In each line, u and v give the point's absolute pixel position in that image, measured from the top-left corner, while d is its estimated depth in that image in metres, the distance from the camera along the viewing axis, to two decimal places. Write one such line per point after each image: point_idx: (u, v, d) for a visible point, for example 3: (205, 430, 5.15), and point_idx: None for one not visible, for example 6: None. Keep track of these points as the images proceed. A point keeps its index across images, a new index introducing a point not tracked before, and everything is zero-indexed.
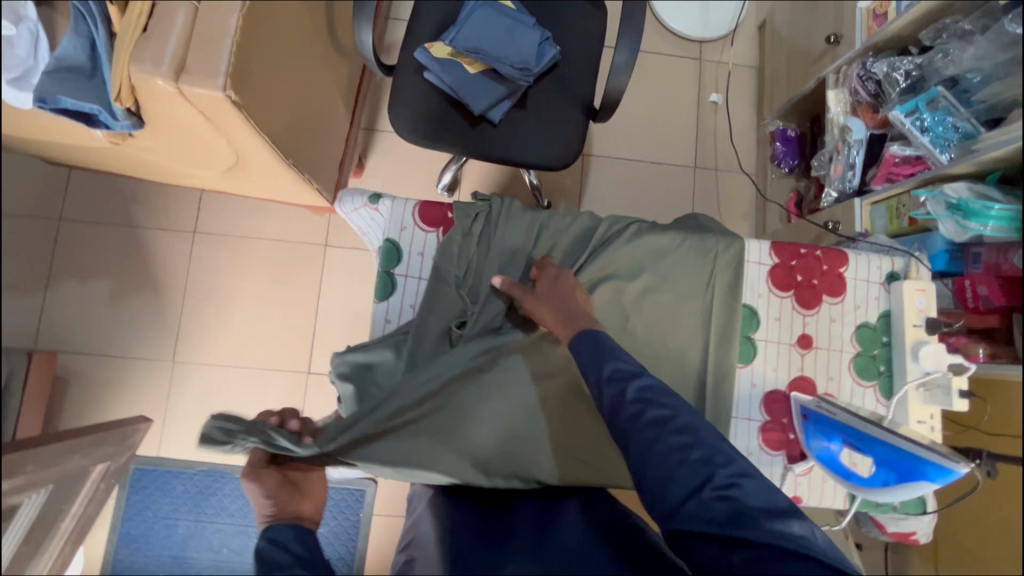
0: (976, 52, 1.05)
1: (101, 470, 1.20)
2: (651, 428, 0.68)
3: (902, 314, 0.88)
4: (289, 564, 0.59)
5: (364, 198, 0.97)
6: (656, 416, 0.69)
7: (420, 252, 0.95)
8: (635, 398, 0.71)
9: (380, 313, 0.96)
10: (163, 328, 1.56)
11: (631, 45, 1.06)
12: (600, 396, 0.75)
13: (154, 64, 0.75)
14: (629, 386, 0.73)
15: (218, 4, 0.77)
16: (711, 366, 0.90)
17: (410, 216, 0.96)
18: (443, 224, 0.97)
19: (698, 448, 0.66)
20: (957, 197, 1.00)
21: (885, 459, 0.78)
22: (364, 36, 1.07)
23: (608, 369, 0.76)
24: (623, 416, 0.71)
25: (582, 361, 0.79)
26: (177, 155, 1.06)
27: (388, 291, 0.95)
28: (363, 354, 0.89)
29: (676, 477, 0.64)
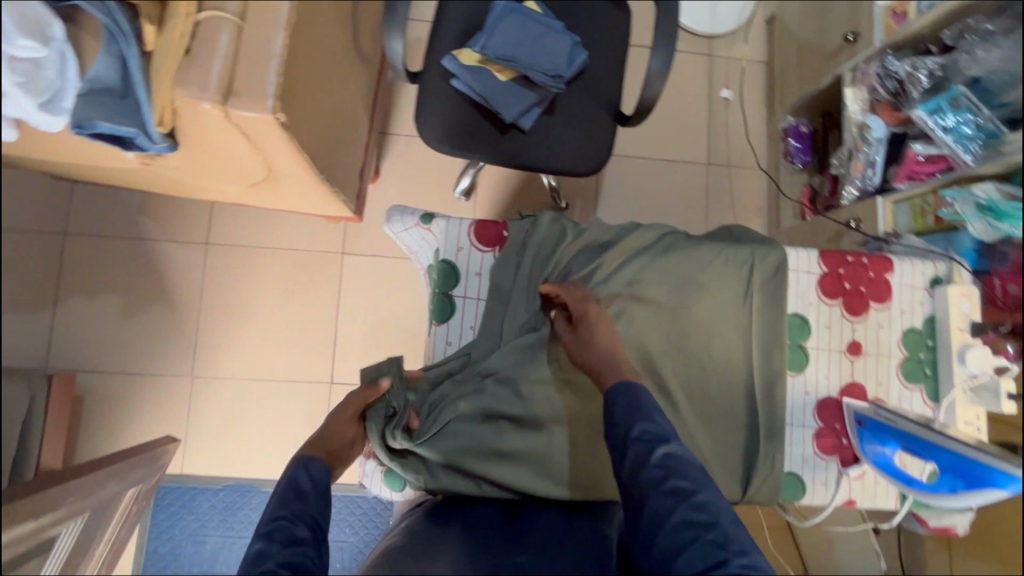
0: (1003, 53, 1.08)
1: (132, 493, 1.18)
2: (670, 497, 0.67)
3: (947, 318, 0.91)
4: (309, 495, 0.70)
5: (415, 218, 0.96)
6: (677, 485, 0.68)
7: (478, 272, 0.95)
8: (658, 462, 0.70)
9: (440, 336, 0.95)
10: (180, 343, 1.53)
11: (665, 50, 1.05)
12: (622, 453, 0.74)
13: (199, 88, 0.72)
14: (654, 447, 0.72)
15: (262, 22, 0.75)
16: (762, 376, 0.91)
17: (466, 236, 0.95)
18: (499, 242, 0.95)
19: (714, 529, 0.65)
20: (987, 198, 1.03)
21: (949, 466, 0.79)
22: (393, 44, 1.04)
23: (636, 427, 0.74)
24: (642, 477, 0.70)
25: (615, 413, 0.77)
26: (204, 173, 1.02)
27: (448, 313, 0.95)
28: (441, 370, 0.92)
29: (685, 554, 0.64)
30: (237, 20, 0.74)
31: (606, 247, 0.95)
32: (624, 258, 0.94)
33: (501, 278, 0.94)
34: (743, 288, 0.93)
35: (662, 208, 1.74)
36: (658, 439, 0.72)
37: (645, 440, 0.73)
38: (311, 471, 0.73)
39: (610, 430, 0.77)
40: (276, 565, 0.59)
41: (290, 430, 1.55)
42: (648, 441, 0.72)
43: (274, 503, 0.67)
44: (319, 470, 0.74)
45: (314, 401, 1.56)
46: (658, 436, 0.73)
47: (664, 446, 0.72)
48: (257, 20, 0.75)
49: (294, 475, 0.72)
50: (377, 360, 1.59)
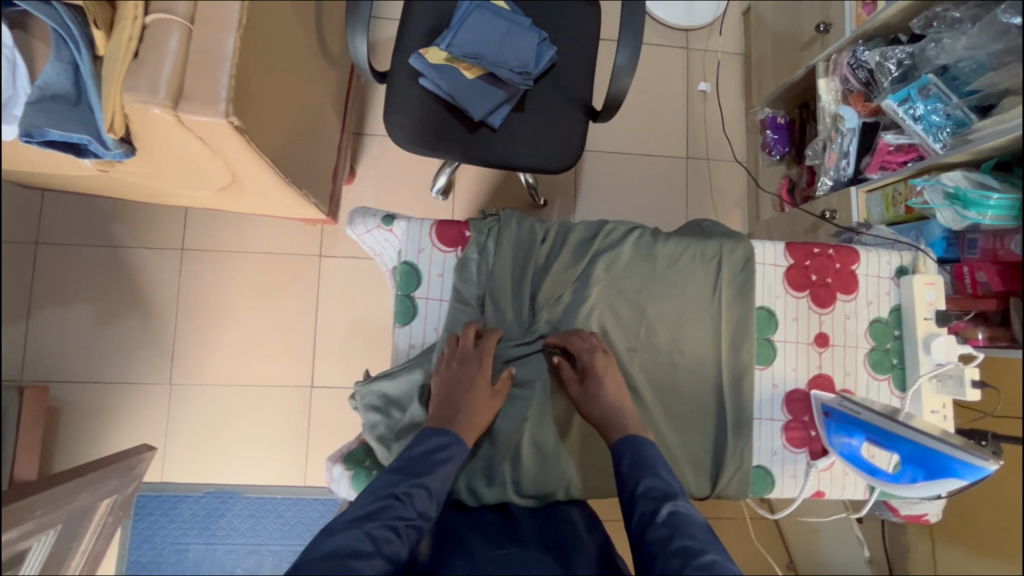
0: (969, 41, 1.07)
1: (107, 504, 1.17)
2: (675, 557, 0.67)
3: (913, 309, 0.91)
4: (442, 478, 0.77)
5: (377, 219, 0.92)
6: (683, 544, 0.68)
7: (440, 272, 0.92)
8: (665, 520, 0.71)
9: (402, 339, 0.93)
10: (157, 350, 1.52)
11: (632, 44, 1.05)
12: (631, 511, 0.75)
13: (149, 93, 0.71)
14: (660, 505, 0.73)
15: (211, 23, 0.73)
16: (727, 371, 0.91)
17: (426, 237, 0.91)
18: (462, 242, 0.92)
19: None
20: (955, 186, 1.02)
21: (911, 457, 0.79)
22: (358, 44, 1.02)
23: (644, 484, 0.76)
24: (650, 535, 0.71)
25: (622, 471, 0.79)
26: (169, 179, 1.01)
27: (409, 316, 0.92)
28: (389, 381, 0.88)
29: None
30: (186, 22, 0.73)
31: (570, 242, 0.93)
32: (587, 255, 0.93)
33: (461, 281, 0.90)
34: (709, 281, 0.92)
35: (643, 203, 1.73)
36: (667, 496, 0.74)
37: (655, 495, 0.74)
38: (456, 455, 0.79)
39: (620, 486, 0.79)
40: (399, 526, 0.69)
41: (272, 435, 1.54)
42: (656, 497, 0.74)
43: (414, 466, 0.76)
44: (461, 457, 0.79)
45: (295, 405, 1.55)
46: (667, 492, 0.74)
47: (674, 504, 0.73)
48: (206, 21, 0.73)
49: (443, 440, 0.80)
50: (357, 363, 1.58)
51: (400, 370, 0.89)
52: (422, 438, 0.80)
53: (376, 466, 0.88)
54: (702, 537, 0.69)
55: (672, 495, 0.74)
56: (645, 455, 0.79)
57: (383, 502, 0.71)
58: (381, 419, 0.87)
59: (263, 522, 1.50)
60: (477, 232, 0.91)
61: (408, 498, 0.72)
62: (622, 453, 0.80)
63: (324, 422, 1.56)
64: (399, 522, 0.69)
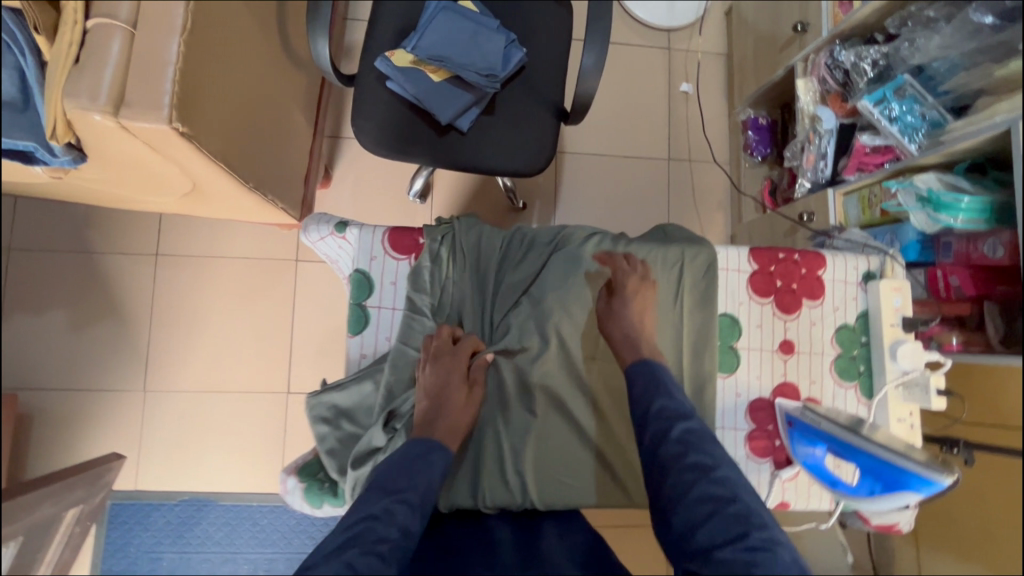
0: (943, 41, 1.05)
1: (74, 512, 1.15)
2: (690, 471, 0.71)
3: (880, 314, 0.90)
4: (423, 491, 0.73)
5: (330, 227, 0.92)
6: (697, 461, 0.72)
7: (393, 280, 0.91)
8: (678, 438, 0.75)
9: (354, 347, 0.92)
10: (130, 357, 1.50)
11: (599, 46, 1.03)
12: (643, 431, 0.78)
13: (89, 98, 0.69)
14: (673, 424, 0.76)
15: (155, 27, 0.72)
16: (689, 378, 0.90)
17: (379, 244, 0.90)
18: (416, 250, 0.91)
19: (737, 505, 0.68)
20: (928, 188, 1.01)
21: (869, 469, 0.80)
22: (319, 47, 1.00)
23: (658, 403, 0.79)
24: (663, 451, 0.75)
25: (636, 390, 0.82)
26: (128, 185, 0.99)
27: (361, 325, 0.91)
28: (339, 393, 0.88)
29: (703, 520, 0.67)
30: (129, 27, 0.71)
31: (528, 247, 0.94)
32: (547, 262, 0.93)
33: (415, 285, 0.89)
34: (674, 284, 0.93)
35: (624, 205, 1.71)
36: (679, 416, 0.77)
37: (667, 416, 0.77)
38: (438, 464, 0.76)
39: (632, 406, 0.82)
40: (381, 548, 0.65)
41: (248, 442, 1.52)
42: (669, 418, 0.77)
43: (391, 483, 0.72)
44: (443, 466, 0.77)
45: (270, 412, 1.54)
46: (678, 413, 0.77)
47: (686, 423, 0.76)
48: (150, 26, 0.72)
49: (425, 452, 0.77)
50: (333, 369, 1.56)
51: (350, 381, 0.88)
52: (398, 454, 0.77)
53: (330, 479, 0.87)
54: (717, 456, 0.72)
55: (684, 416, 0.77)
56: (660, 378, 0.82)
57: (361, 524, 0.67)
58: (330, 431, 0.87)
59: (238, 530, 1.49)
60: (433, 237, 0.91)
61: (387, 516, 0.68)
62: (637, 375, 0.83)
63: (301, 429, 1.54)
64: (380, 544, 0.65)
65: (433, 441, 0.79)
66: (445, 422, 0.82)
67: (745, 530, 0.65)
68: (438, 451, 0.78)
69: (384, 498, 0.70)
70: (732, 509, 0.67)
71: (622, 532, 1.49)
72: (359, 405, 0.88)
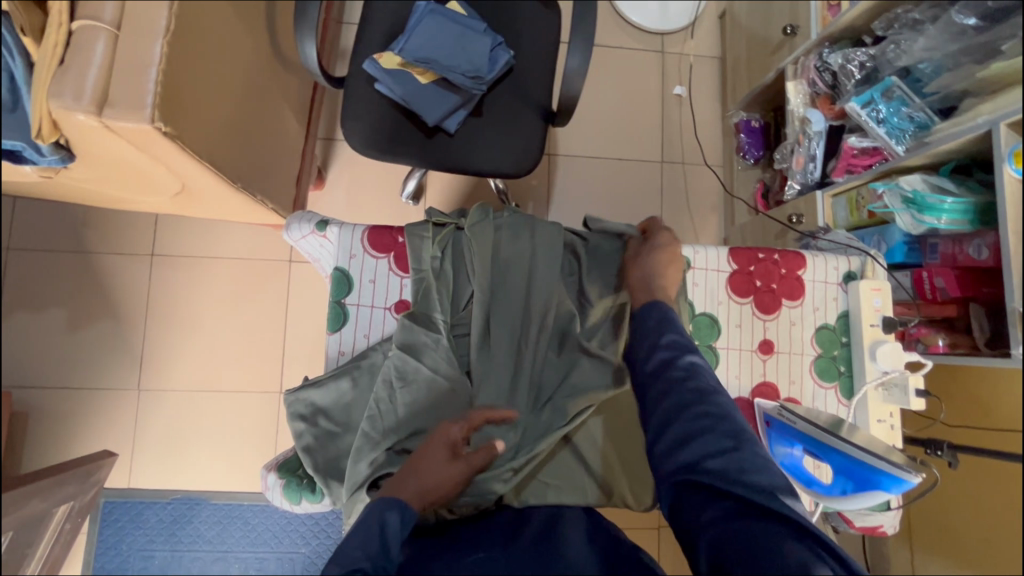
0: (926, 42, 1.05)
1: (65, 510, 1.16)
2: (691, 391, 0.70)
3: (860, 313, 0.93)
4: None
5: (312, 225, 0.94)
6: (696, 385, 0.71)
7: (371, 279, 0.94)
8: (684, 365, 0.74)
9: (333, 344, 0.95)
10: (125, 355, 1.51)
11: (583, 48, 1.04)
12: (648, 358, 0.77)
13: (74, 99, 0.71)
14: (681, 354, 0.75)
15: (139, 29, 0.73)
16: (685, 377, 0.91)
17: (358, 243, 0.93)
18: (394, 248, 0.94)
19: (727, 420, 0.67)
20: (913, 190, 1.02)
21: (841, 468, 0.80)
22: (307, 49, 1.00)
23: (665, 337, 0.77)
24: (667, 372, 0.74)
25: (647, 326, 0.81)
26: (118, 184, 1.00)
27: (340, 322, 0.94)
28: (315, 391, 0.89)
29: (683, 424, 0.68)
30: (113, 28, 0.73)
31: (537, 243, 0.93)
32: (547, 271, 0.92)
33: (421, 281, 0.90)
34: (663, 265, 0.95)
35: (618, 207, 1.71)
36: (679, 351, 0.75)
37: (666, 353, 0.76)
38: (393, 527, 0.67)
39: (640, 339, 0.80)
40: None
41: (239, 442, 1.53)
42: (674, 348, 0.76)
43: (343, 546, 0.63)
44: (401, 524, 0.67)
45: (262, 411, 1.54)
46: (677, 350, 0.76)
47: (686, 356, 0.75)
48: (134, 27, 0.73)
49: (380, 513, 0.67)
50: None
51: (327, 378, 0.89)
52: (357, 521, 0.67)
53: (308, 476, 0.89)
54: (716, 382, 0.72)
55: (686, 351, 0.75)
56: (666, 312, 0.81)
57: None
58: (307, 429, 0.88)
59: (229, 529, 1.49)
60: (438, 239, 0.92)
61: None
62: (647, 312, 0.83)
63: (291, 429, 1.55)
64: None
65: (393, 501, 0.70)
66: (415, 484, 0.73)
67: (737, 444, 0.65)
68: (394, 511, 0.68)
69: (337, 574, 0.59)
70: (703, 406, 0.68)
71: None
72: (335, 405, 0.89)
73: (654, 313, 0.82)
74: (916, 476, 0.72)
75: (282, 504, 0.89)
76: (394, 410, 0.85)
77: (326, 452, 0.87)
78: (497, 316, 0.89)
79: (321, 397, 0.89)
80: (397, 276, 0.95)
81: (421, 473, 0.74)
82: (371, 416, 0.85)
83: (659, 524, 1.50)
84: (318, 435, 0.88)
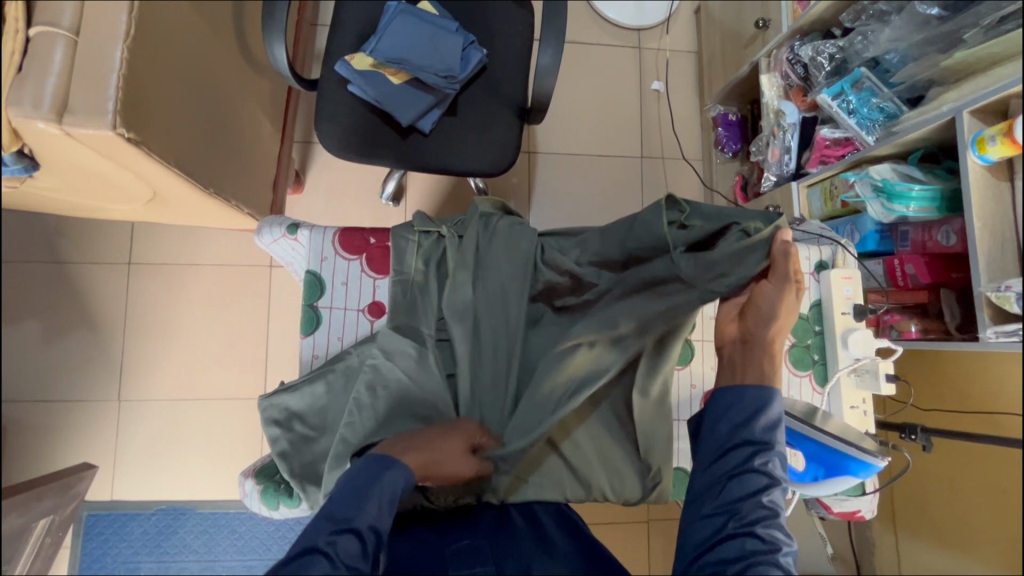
0: (891, 33, 1.06)
1: (45, 524, 1.15)
2: (755, 500, 0.72)
3: (831, 302, 0.94)
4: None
5: (283, 228, 0.94)
6: (762, 495, 0.72)
7: (344, 281, 0.94)
8: (757, 466, 0.74)
9: (307, 349, 0.95)
10: (105, 365, 1.49)
11: (555, 45, 1.05)
12: (724, 441, 0.77)
13: (33, 107, 0.70)
14: (759, 452, 0.75)
15: (98, 34, 0.72)
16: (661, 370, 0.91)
17: (329, 245, 0.94)
18: (367, 249, 0.95)
19: (769, 534, 0.69)
20: (882, 179, 1.03)
21: (813, 455, 0.85)
22: (276, 51, 0.99)
23: (757, 458, 0.74)
24: (733, 464, 0.75)
25: (736, 403, 0.78)
26: (87, 193, 0.99)
27: (313, 325, 0.94)
28: (290, 397, 0.88)
29: (734, 535, 0.70)
30: (71, 35, 0.72)
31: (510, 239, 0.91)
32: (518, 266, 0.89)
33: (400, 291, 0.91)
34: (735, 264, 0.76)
35: (599, 204, 1.72)
36: (768, 483, 0.73)
37: (752, 481, 0.73)
38: (391, 485, 0.69)
39: (719, 415, 0.79)
40: None
41: (223, 450, 1.51)
42: (768, 475, 0.73)
43: (350, 493, 0.67)
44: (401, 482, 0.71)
45: (245, 418, 1.53)
46: (766, 481, 0.73)
47: (772, 492, 0.73)
48: (93, 34, 0.72)
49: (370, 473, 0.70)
50: None
51: (300, 383, 0.88)
52: (350, 473, 0.70)
53: (285, 482, 0.89)
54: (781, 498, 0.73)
55: (772, 484, 0.73)
56: (774, 416, 0.76)
57: (300, 557, 0.61)
58: (282, 435, 0.87)
59: (216, 538, 1.48)
60: (420, 238, 0.93)
61: (331, 548, 0.62)
62: (742, 399, 0.78)
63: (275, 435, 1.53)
64: None
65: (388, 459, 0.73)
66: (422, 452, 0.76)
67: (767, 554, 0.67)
68: (393, 472, 0.71)
69: (329, 528, 0.63)
70: (771, 562, 0.67)
71: (601, 530, 1.49)
72: (310, 411, 0.89)
73: (749, 400, 0.77)
74: (886, 460, 0.78)
75: (259, 510, 0.89)
76: (367, 414, 0.85)
77: (302, 456, 0.87)
78: (476, 324, 0.89)
79: (296, 403, 0.88)
80: (370, 278, 0.95)
81: (431, 452, 0.77)
82: (345, 421, 0.84)
83: (648, 518, 1.51)
84: (294, 441, 0.88)
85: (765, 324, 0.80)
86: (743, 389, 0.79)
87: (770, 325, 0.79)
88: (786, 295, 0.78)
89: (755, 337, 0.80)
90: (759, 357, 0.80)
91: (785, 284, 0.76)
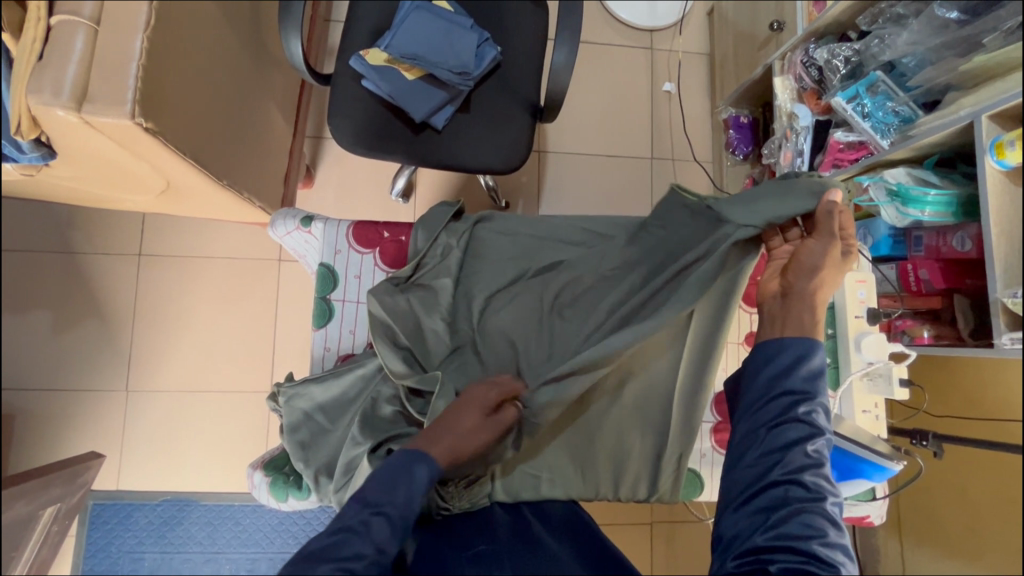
0: (910, 36, 1.06)
1: (53, 512, 1.15)
2: (798, 448, 0.70)
3: (846, 306, 0.95)
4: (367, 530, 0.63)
5: (297, 221, 0.96)
6: (807, 442, 0.71)
7: (357, 274, 0.96)
8: (800, 414, 0.72)
9: (319, 341, 0.96)
10: (115, 355, 1.50)
11: (570, 44, 1.05)
12: (766, 392, 0.76)
13: (53, 94, 0.70)
14: (801, 400, 0.73)
15: (118, 23, 0.73)
16: (681, 378, 0.91)
17: (343, 238, 0.96)
18: (379, 243, 0.97)
19: (814, 481, 0.68)
20: (897, 183, 1.03)
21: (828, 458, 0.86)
22: (292, 45, 0.99)
23: (800, 407, 0.73)
24: (774, 411, 0.74)
25: (780, 354, 0.76)
26: (104, 183, 0.99)
27: (326, 318, 0.95)
28: (314, 389, 0.90)
29: (779, 484, 0.69)
30: (92, 23, 0.73)
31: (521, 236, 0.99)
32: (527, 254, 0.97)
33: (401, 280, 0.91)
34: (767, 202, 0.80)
35: (609, 203, 1.71)
36: (812, 433, 0.71)
37: (796, 430, 0.72)
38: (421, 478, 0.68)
39: (760, 375, 0.77)
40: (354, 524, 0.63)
41: (229, 442, 1.52)
42: (812, 424, 0.71)
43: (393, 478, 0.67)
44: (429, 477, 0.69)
45: (252, 410, 1.53)
46: (810, 429, 0.71)
47: (816, 442, 0.71)
48: (112, 23, 0.73)
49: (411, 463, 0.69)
50: None
51: (328, 374, 0.90)
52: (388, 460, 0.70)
53: (295, 474, 0.89)
54: (826, 446, 0.72)
55: (817, 432, 0.71)
56: (816, 365, 0.75)
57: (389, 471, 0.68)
58: (303, 423, 0.89)
59: (220, 530, 1.48)
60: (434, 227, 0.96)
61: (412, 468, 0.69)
62: (785, 347, 0.76)
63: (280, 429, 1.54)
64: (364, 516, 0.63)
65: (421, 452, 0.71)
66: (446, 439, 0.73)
67: (812, 500, 0.67)
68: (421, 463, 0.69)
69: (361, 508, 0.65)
70: (817, 510, 0.66)
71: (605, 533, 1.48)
72: (333, 403, 0.90)
73: (792, 349, 0.76)
74: (901, 463, 0.82)
75: (268, 501, 0.89)
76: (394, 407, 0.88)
77: (318, 448, 0.88)
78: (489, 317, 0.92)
79: (318, 395, 0.90)
80: (383, 272, 0.97)
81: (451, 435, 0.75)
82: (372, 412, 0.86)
83: (652, 519, 1.51)
84: (314, 430, 0.89)
85: (808, 275, 0.77)
86: (783, 340, 0.76)
87: (816, 277, 0.77)
88: (833, 252, 0.77)
89: (795, 286, 0.78)
90: (799, 309, 0.77)
91: (832, 239, 0.77)
